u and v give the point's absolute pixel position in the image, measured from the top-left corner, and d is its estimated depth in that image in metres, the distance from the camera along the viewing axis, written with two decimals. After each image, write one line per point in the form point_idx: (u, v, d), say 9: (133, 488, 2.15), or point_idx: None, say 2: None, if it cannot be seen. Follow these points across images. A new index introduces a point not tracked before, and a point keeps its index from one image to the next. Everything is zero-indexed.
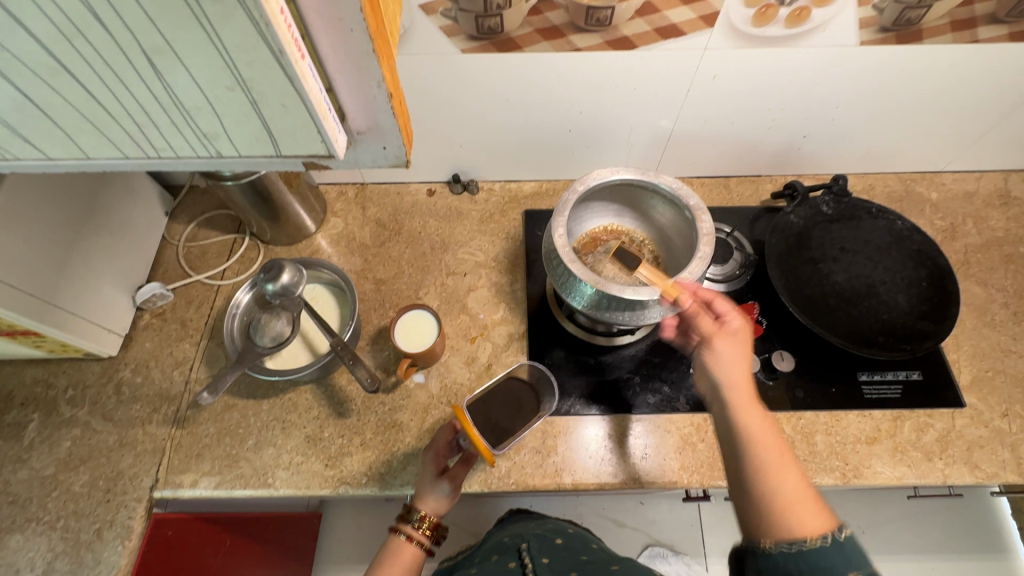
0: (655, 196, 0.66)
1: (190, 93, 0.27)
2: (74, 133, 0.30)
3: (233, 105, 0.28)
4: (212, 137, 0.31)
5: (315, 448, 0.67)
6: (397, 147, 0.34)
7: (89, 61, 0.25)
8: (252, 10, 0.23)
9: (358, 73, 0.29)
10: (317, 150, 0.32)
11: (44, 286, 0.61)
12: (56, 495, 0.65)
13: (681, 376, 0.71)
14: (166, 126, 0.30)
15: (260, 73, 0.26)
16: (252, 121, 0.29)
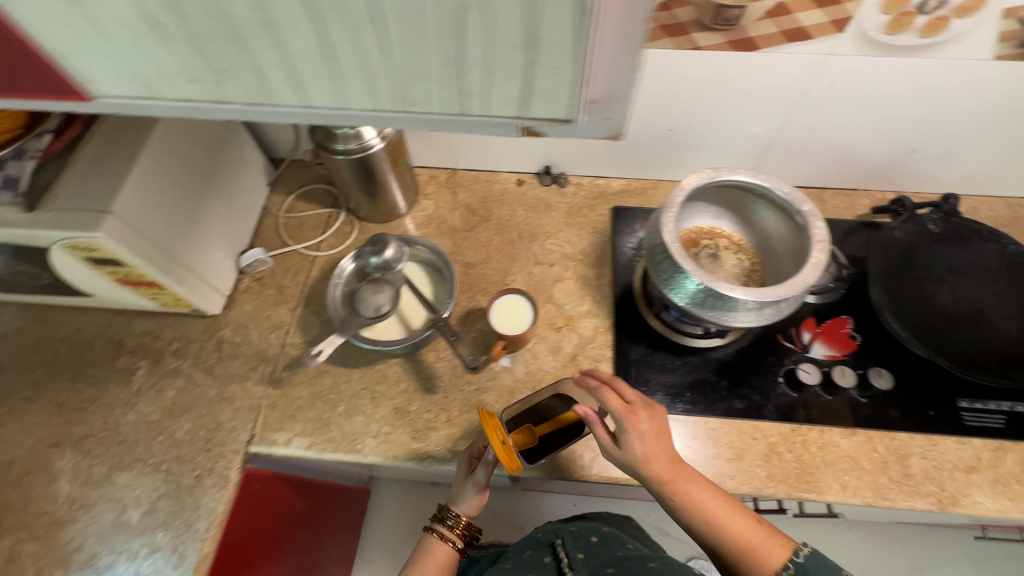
0: (763, 200, 0.66)
1: (479, 48, 0.28)
2: (348, 83, 0.31)
3: (507, 64, 0.29)
4: (469, 96, 0.32)
5: (402, 419, 0.69)
6: (621, 121, 0.33)
7: (400, 11, 0.26)
8: None
9: (620, 41, 0.28)
10: (558, 114, 0.33)
11: (170, 241, 0.65)
12: (160, 440, 0.69)
13: (770, 385, 0.70)
14: (434, 82, 0.31)
15: (551, 31, 0.27)
16: (515, 81, 0.30)
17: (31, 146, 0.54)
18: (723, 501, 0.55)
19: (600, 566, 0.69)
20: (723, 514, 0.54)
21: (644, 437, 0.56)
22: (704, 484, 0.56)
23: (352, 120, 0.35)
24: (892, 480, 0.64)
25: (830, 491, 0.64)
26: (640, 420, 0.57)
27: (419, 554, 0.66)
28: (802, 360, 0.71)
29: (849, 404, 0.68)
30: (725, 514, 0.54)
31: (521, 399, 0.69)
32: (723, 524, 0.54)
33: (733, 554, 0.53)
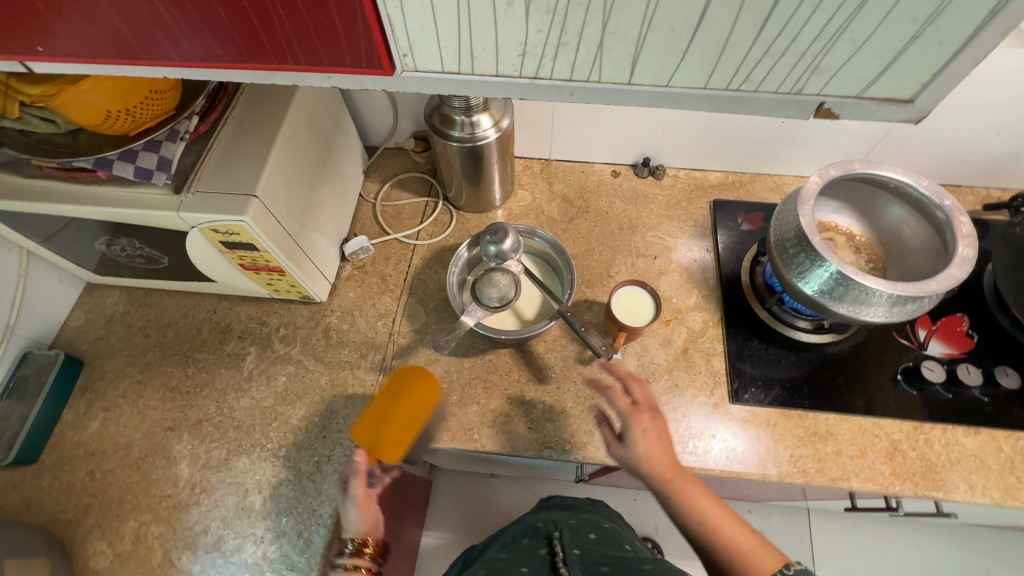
0: (896, 193, 0.64)
1: (871, 21, 0.26)
2: (693, 56, 0.29)
3: (891, 37, 0.27)
4: (819, 72, 0.29)
5: (517, 410, 0.69)
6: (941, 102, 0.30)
7: None
8: None
9: None
10: (901, 93, 0.30)
11: (294, 226, 0.64)
12: (276, 426, 0.69)
13: (887, 382, 0.69)
14: (794, 55, 0.28)
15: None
16: (882, 58, 0.28)
17: (182, 128, 0.55)
18: (722, 510, 0.51)
19: (596, 561, 0.64)
20: (720, 522, 0.50)
21: (646, 438, 0.56)
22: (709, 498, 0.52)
23: (661, 97, 0.33)
24: (1020, 480, 0.64)
25: (957, 489, 0.63)
26: (637, 417, 0.57)
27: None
28: (920, 358, 0.70)
29: (971, 403, 0.67)
30: (721, 523, 0.50)
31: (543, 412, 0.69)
32: (718, 525, 0.50)
33: (725, 560, 0.49)
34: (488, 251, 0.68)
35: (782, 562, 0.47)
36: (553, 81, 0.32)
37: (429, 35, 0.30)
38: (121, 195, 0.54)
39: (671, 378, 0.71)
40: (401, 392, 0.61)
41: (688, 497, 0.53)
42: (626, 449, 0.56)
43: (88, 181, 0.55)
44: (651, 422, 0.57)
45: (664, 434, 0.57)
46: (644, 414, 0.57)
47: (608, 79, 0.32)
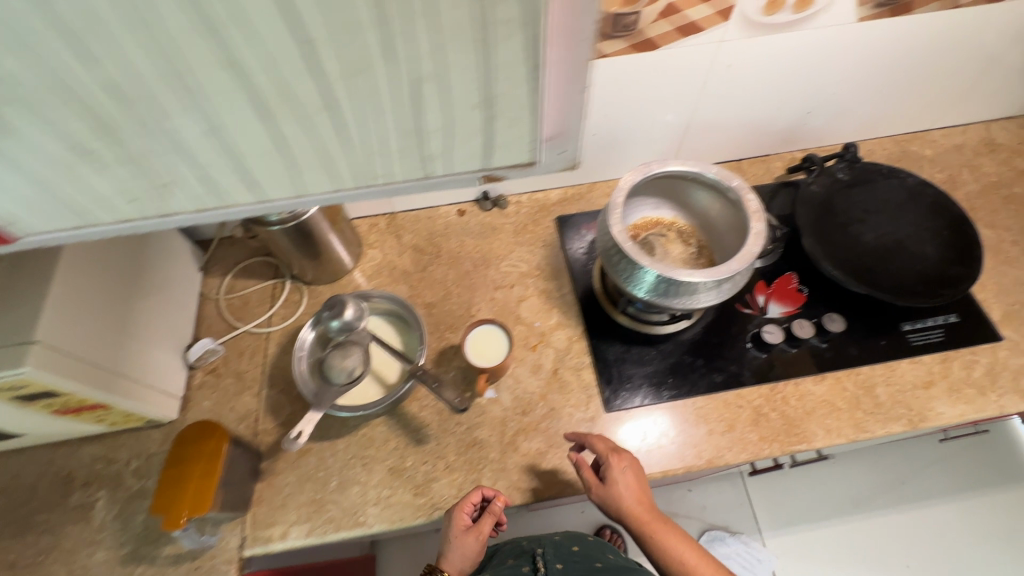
0: (695, 183, 0.70)
1: (439, 116, 0.31)
2: (304, 168, 0.34)
3: (467, 124, 0.32)
4: (432, 157, 0.34)
5: (400, 479, 0.67)
6: (576, 151, 0.36)
7: (351, 101, 0.29)
8: (533, 34, 0.27)
9: (569, 86, 0.31)
10: (518, 158, 0.36)
11: (107, 355, 0.59)
12: (141, 572, 0.62)
13: (741, 352, 0.73)
14: (395, 152, 0.33)
15: (507, 88, 0.30)
16: (475, 135, 0.33)
17: None
18: (695, 550, 0.62)
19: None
20: (694, 561, 0.62)
21: (626, 482, 0.62)
22: (690, 542, 0.63)
23: (310, 202, 0.37)
24: (866, 412, 0.69)
25: (817, 437, 0.68)
26: (616, 462, 0.63)
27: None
28: (764, 323, 0.75)
29: (813, 353, 0.73)
30: (697, 563, 0.61)
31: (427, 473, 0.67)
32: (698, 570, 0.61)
33: None
34: (332, 327, 0.66)
35: None
36: (189, 215, 0.36)
37: (40, 198, 0.32)
38: None
39: (547, 403, 0.71)
40: (189, 451, 0.59)
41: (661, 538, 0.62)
42: (611, 494, 0.61)
43: None
44: (628, 462, 0.63)
45: (642, 472, 0.64)
46: (623, 458, 0.63)
47: (244, 200, 0.36)
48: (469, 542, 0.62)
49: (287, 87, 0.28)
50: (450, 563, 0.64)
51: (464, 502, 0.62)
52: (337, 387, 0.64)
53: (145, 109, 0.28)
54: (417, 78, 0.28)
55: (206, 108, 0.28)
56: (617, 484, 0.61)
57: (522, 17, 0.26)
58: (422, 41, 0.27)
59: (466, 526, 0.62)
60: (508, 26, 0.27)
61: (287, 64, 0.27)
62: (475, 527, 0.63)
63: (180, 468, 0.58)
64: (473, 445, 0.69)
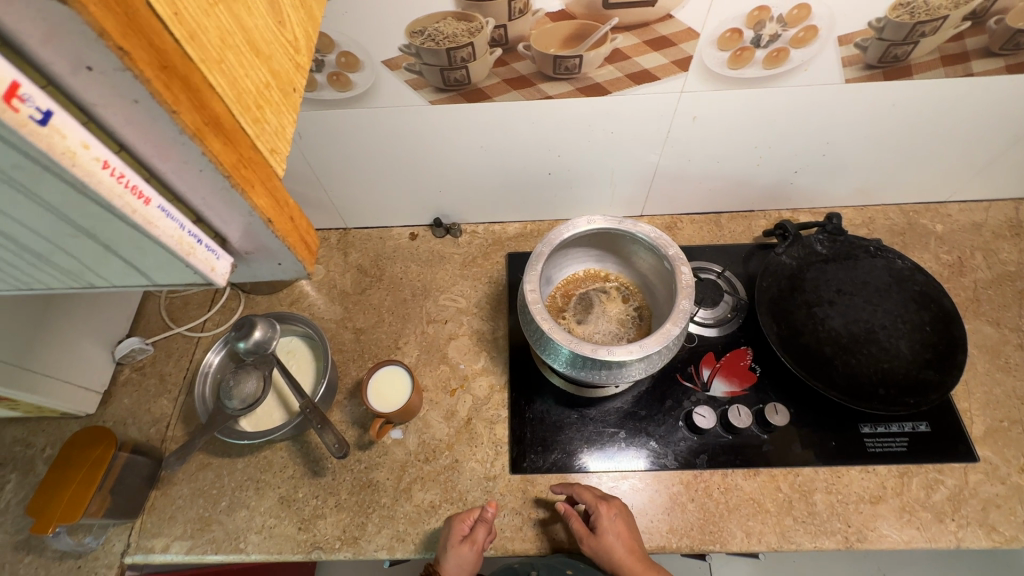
0: (634, 243, 0.64)
1: (36, 240, 0.26)
2: None
3: (85, 248, 0.27)
4: (75, 272, 0.29)
5: (288, 510, 0.65)
6: (292, 263, 0.34)
7: None
8: (65, 176, 0.21)
9: (223, 205, 0.27)
10: (191, 279, 0.30)
11: (18, 351, 0.60)
12: (28, 561, 0.64)
13: (669, 430, 0.67)
14: (21, 267, 0.28)
15: (97, 222, 0.24)
16: (109, 258, 0.27)
17: None
18: None
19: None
20: None
21: (616, 531, 0.58)
22: None
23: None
24: (796, 520, 0.62)
25: (734, 540, 0.61)
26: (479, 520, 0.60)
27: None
28: (701, 401, 0.69)
29: (750, 442, 0.66)
30: None
31: (317, 507, 0.65)
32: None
33: None
34: (239, 348, 0.65)
35: None
36: None
37: None
38: None
39: (452, 454, 0.68)
40: (76, 455, 0.60)
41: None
42: (600, 545, 0.57)
43: None
44: (617, 509, 0.60)
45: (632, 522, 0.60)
46: (611, 506, 0.60)
47: None
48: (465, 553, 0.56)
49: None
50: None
51: (464, 515, 0.60)
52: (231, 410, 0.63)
53: None
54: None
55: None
56: (605, 531, 0.57)
57: (25, 163, 0.20)
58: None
59: (462, 537, 0.58)
60: (22, 168, 0.21)
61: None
62: (470, 536, 0.58)
63: (59, 475, 0.59)
64: (368, 485, 0.66)
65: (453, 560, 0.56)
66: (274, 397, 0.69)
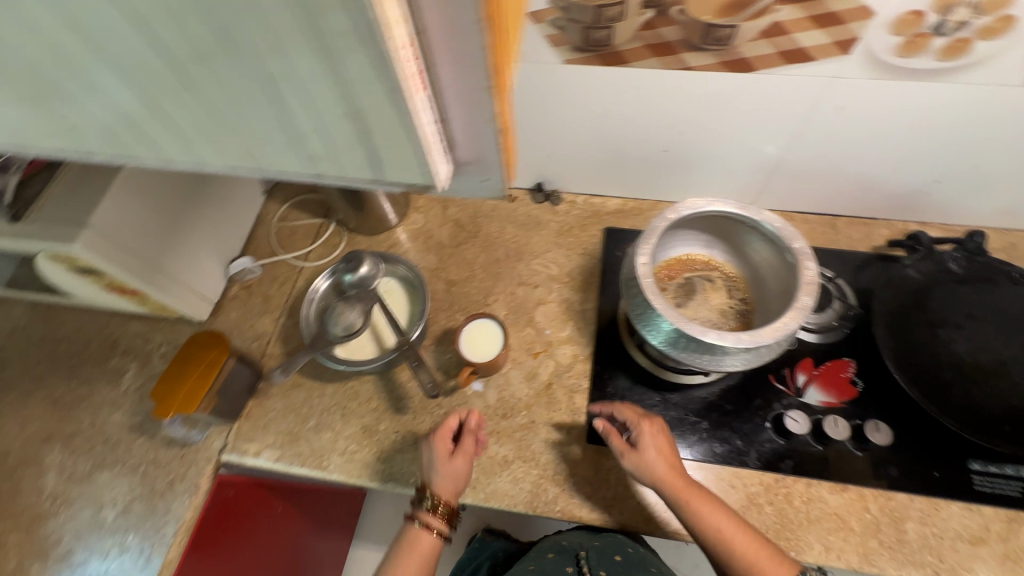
0: (753, 232, 0.61)
1: (308, 118, 0.28)
2: (195, 141, 0.32)
3: (344, 133, 0.29)
4: (319, 158, 0.32)
5: (369, 439, 0.69)
6: (497, 180, 0.35)
7: (212, 86, 0.27)
8: (380, 49, 0.23)
9: (469, 106, 0.29)
10: (415, 179, 0.33)
11: (151, 251, 0.66)
12: (140, 442, 0.71)
13: (755, 429, 0.65)
14: (281, 144, 0.31)
15: (375, 106, 0.27)
16: (357, 145, 0.30)
17: (15, 159, 0.56)
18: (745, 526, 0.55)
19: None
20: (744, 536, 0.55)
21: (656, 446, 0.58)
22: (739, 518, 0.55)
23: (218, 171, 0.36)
24: (883, 544, 0.59)
25: (810, 551, 0.59)
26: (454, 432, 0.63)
27: (403, 545, 0.62)
28: (793, 406, 0.66)
29: (842, 457, 0.63)
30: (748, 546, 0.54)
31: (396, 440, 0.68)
32: (733, 540, 0.54)
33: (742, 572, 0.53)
34: (345, 280, 0.69)
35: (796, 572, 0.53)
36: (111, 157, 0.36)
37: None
38: None
39: (529, 414, 0.69)
40: (193, 354, 0.65)
41: (698, 510, 0.55)
42: (640, 460, 0.57)
43: None
44: (658, 428, 0.60)
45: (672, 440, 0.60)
46: (652, 424, 0.60)
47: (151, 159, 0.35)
48: (459, 465, 0.61)
49: (147, 63, 0.26)
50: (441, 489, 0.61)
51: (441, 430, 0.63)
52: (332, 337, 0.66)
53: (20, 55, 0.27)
54: (268, 79, 0.26)
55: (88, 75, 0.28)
56: (646, 446, 0.57)
57: (354, 29, 0.23)
58: (255, 33, 0.24)
59: (449, 453, 0.62)
60: (345, 38, 0.23)
61: (137, 44, 0.25)
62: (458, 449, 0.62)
63: (175, 368, 0.64)
64: None
65: (448, 474, 0.60)
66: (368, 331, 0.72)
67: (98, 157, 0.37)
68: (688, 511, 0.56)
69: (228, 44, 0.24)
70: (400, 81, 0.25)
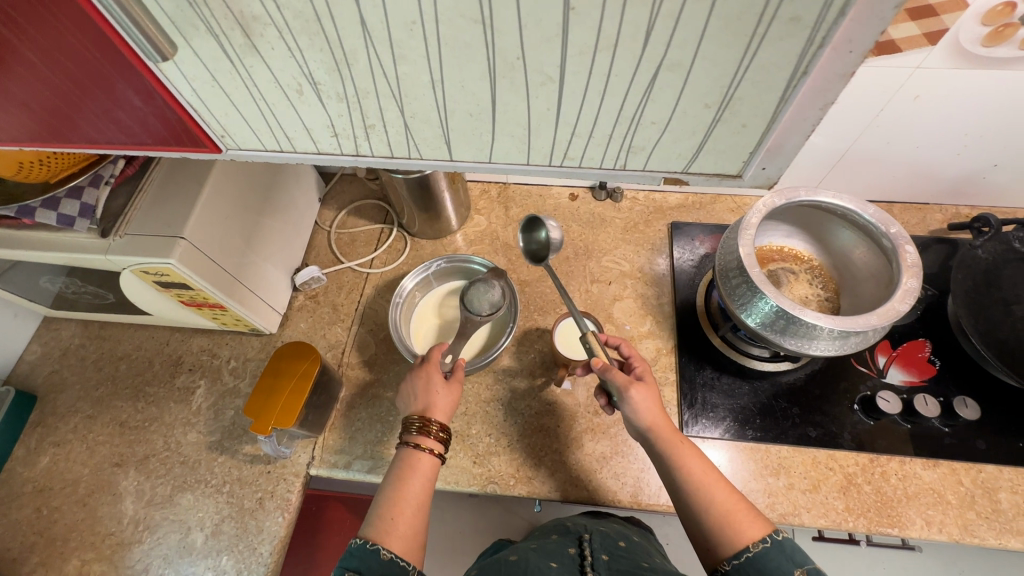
0: (842, 221, 0.63)
1: (662, 109, 0.29)
2: (503, 137, 0.32)
3: (691, 123, 0.29)
4: (635, 150, 0.32)
5: (462, 444, 0.68)
6: (777, 170, 0.32)
7: (590, 77, 0.27)
8: (818, 33, 0.24)
9: (815, 94, 0.27)
10: (727, 168, 0.33)
11: (233, 263, 0.64)
12: (221, 461, 0.69)
13: (844, 412, 0.67)
14: (603, 137, 0.31)
15: (753, 93, 0.27)
16: (693, 136, 0.30)
17: (105, 172, 0.54)
18: (708, 469, 0.53)
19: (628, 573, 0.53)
20: (707, 480, 0.52)
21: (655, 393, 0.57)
22: (704, 465, 0.53)
23: (496, 168, 0.36)
24: (980, 516, 0.61)
25: (913, 526, 0.61)
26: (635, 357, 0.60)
27: (398, 466, 0.55)
28: (879, 387, 0.68)
29: (931, 434, 0.65)
30: (708, 481, 0.51)
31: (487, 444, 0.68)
32: (709, 489, 0.51)
33: (708, 521, 0.49)
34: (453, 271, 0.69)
35: (768, 527, 0.48)
36: (376, 157, 0.36)
37: (237, 118, 0.34)
38: (53, 239, 0.54)
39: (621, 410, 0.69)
40: (284, 366, 0.63)
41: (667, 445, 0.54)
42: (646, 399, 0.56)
43: (12, 227, 0.54)
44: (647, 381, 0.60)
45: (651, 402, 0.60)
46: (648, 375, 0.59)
47: (428, 156, 0.35)
48: (456, 392, 0.61)
49: (529, 53, 0.26)
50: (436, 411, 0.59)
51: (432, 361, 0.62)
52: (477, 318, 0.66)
53: (368, 49, 0.27)
54: (655, 68, 0.26)
55: (441, 64, 0.27)
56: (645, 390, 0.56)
57: (812, 16, 0.23)
58: (694, 18, 0.24)
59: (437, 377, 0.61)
60: (791, 24, 0.24)
61: (537, 31, 0.25)
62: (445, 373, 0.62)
63: (266, 376, 0.63)
64: (538, 429, 0.68)
65: (448, 397, 0.59)
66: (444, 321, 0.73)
67: (369, 156, 0.36)
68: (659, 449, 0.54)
69: (649, 30, 0.24)
70: (814, 69, 0.26)
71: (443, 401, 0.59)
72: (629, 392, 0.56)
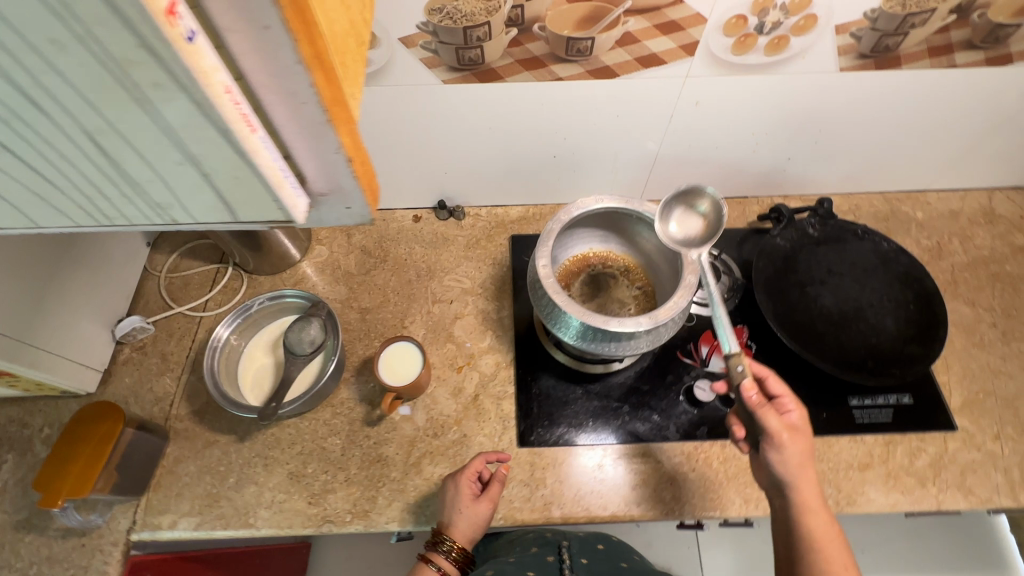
0: (640, 223, 0.66)
1: (140, 168, 0.27)
2: (24, 202, 0.30)
3: (185, 177, 0.27)
4: (166, 206, 0.30)
5: (298, 485, 0.66)
6: (361, 208, 0.31)
7: (17, 144, 0.25)
8: (193, 93, 0.22)
9: (311, 139, 0.26)
10: (276, 215, 0.30)
11: (21, 326, 0.59)
12: (29, 540, 0.63)
13: (670, 404, 0.70)
14: (119, 197, 0.29)
15: (205, 147, 0.25)
16: (206, 190, 0.28)
17: None
18: (839, 554, 0.53)
19: None
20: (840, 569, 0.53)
21: (799, 454, 0.56)
22: (840, 547, 0.54)
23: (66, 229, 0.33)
24: None
25: (733, 506, 0.64)
26: (789, 403, 0.60)
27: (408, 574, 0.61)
28: (700, 376, 0.72)
29: None
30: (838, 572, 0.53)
31: (324, 481, 0.66)
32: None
33: None
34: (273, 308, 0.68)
35: None
36: None
37: None
38: None
39: (461, 429, 0.69)
40: (82, 431, 0.59)
41: (811, 529, 0.55)
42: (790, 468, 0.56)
43: None
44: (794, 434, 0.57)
45: (810, 448, 0.58)
46: (798, 435, 0.57)
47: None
48: (482, 510, 0.60)
49: None
50: (457, 532, 0.59)
51: (468, 472, 0.61)
52: (299, 359, 0.65)
53: None
54: (82, 132, 0.24)
55: None
56: (783, 458, 0.56)
57: (165, 75, 0.21)
58: (52, 86, 0.22)
59: (472, 496, 0.60)
60: (164, 88, 0.22)
61: None
62: (483, 493, 0.61)
63: (60, 449, 0.58)
64: (376, 460, 0.67)
65: (469, 519, 0.59)
66: (273, 356, 0.70)
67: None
68: (801, 528, 0.55)
69: (24, 99, 0.22)
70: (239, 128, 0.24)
71: (465, 522, 0.59)
72: (780, 446, 0.56)
